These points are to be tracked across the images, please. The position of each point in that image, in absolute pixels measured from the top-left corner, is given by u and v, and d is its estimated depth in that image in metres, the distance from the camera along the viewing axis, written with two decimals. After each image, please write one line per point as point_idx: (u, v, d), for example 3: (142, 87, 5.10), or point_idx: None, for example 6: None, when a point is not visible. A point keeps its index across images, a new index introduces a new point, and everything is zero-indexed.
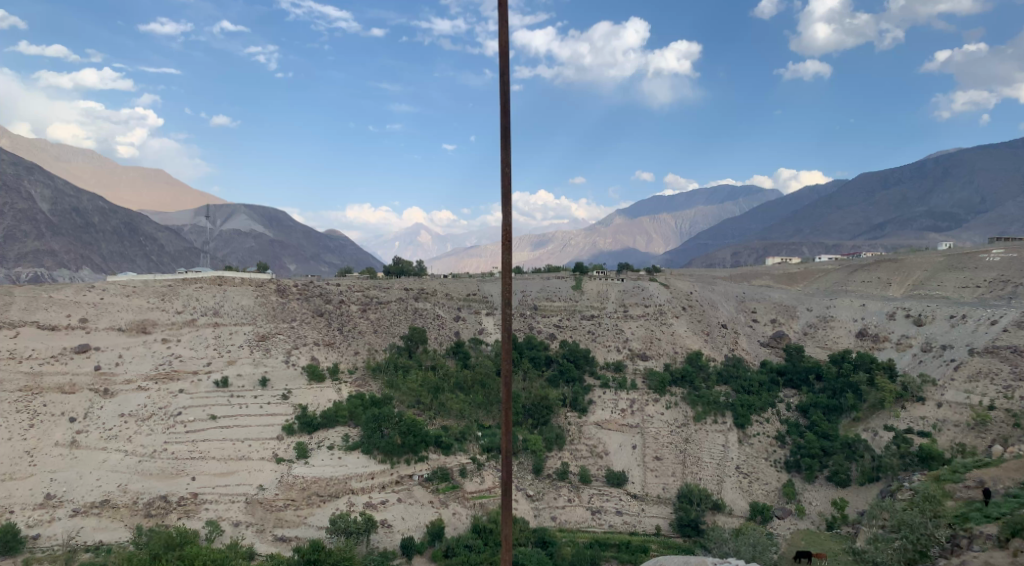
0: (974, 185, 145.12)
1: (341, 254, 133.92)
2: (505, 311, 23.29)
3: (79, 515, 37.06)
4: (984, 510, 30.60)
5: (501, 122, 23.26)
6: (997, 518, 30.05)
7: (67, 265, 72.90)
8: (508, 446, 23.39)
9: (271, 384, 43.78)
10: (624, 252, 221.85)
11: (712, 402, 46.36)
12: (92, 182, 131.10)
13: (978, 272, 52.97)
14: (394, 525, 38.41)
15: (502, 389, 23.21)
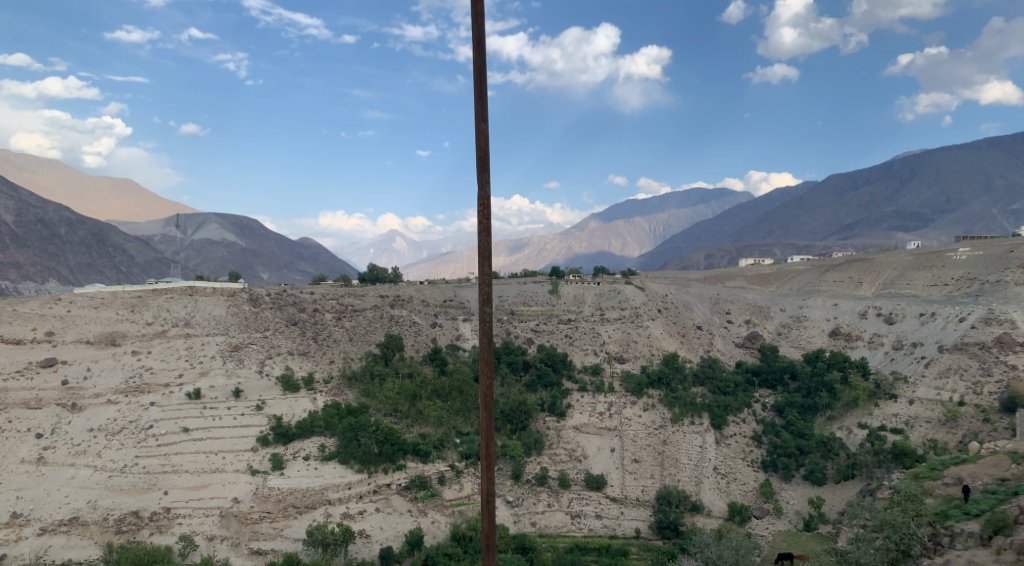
0: (940, 185, 147.53)
1: (314, 262, 132.89)
2: (483, 309, 23.53)
3: (47, 534, 36.23)
4: (963, 507, 31.24)
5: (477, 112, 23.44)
6: (977, 515, 30.66)
7: (33, 278, 71.59)
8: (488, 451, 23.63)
9: (245, 395, 43.11)
10: (597, 257, 222.69)
11: (689, 403, 46.57)
12: (58, 192, 129.08)
13: (946, 270, 53.61)
14: (373, 536, 37.96)
15: (482, 396, 23.45)
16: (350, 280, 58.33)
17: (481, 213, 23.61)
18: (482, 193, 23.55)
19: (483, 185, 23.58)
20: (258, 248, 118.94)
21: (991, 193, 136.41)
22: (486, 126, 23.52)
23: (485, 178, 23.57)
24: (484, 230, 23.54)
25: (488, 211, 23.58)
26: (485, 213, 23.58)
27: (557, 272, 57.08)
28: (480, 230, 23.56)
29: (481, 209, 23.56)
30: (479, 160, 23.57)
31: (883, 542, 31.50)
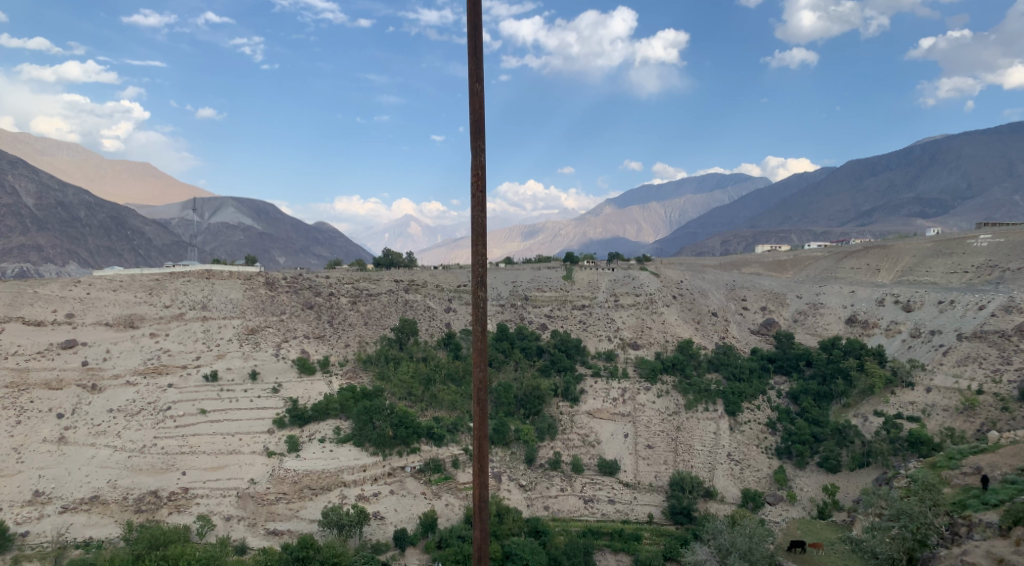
0: (961, 171, 145.81)
1: (330, 246, 133.40)
2: (477, 294, 23.56)
3: (68, 512, 36.81)
4: (982, 497, 31.16)
5: (470, 81, 23.40)
6: (996, 504, 30.58)
7: (54, 261, 72.42)
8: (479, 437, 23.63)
9: (261, 378, 43.47)
10: (613, 242, 221.96)
11: (703, 389, 46.49)
12: (78, 176, 130.20)
13: (966, 258, 53.08)
14: (387, 517, 38.33)
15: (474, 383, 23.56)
16: (364, 265, 58.49)
17: (476, 186, 23.60)
18: (476, 162, 23.50)
19: (477, 153, 23.52)
20: (274, 232, 119.52)
21: (1013, 180, 134.71)
22: (480, 86, 23.45)
23: (481, 146, 23.53)
24: (478, 203, 23.54)
25: (482, 182, 23.58)
26: (480, 185, 23.58)
27: (571, 258, 56.98)
28: (474, 204, 23.58)
29: (476, 180, 23.57)
30: (474, 127, 23.52)
31: (900, 531, 31.11)
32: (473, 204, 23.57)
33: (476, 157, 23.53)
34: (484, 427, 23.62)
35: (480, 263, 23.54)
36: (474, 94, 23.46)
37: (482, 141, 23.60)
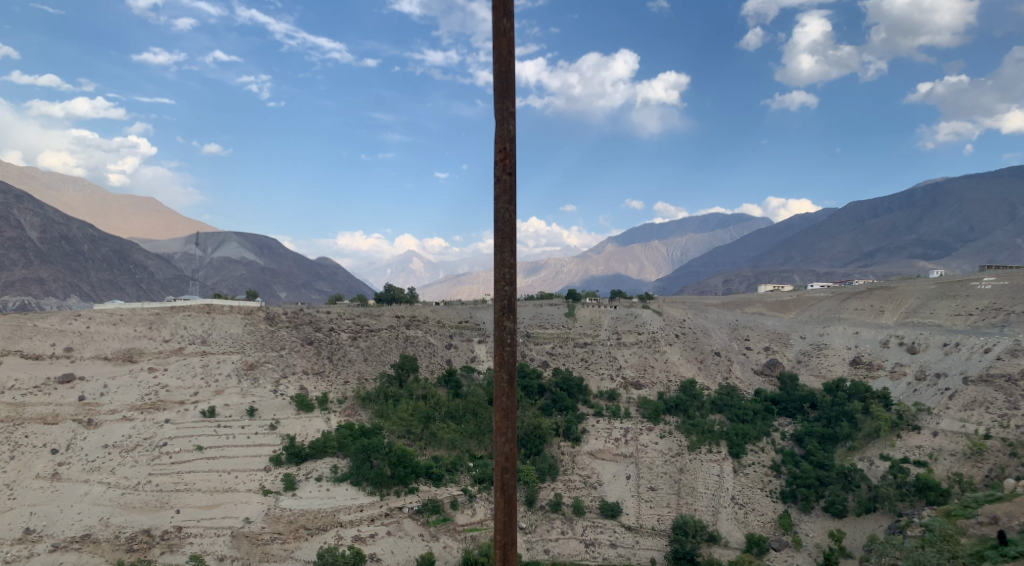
0: (962, 214, 146.13)
1: (333, 282, 133.41)
2: (503, 323, 22.34)
3: (59, 550, 35.98)
4: (1000, 548, 30.83)
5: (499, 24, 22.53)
6: (1015, 557, 30.31)
7: (55, 294, 72.26)
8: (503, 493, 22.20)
9: (259, 414, 42.94)
10: (615, 281, 221.86)
11: (707, 431, 45.92)
12: (83, 210, 130.49)
13: (970, 300, 52.64)
14: (383, 560, 37.36)
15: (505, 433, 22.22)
16: (366, 301, 58.08)
17: (502, 165, 22.56)
18: (500, 137, 22.56)
19: (503, 123, 22.57)
20: (277, 268, 119.55)
21: (1014, 223, 134.81)
22: (506, 24, 22.55)
23: (506, 107, 22.58)
24: (504, 189, 22.48)
25: (508, 161, 22.53)
26: (506, 163, 22.54)
27: (574, 295, 56.69)
28: (501, 191, 22.51)
29: (503, 155, 22.56)
30: (499, 87, 22.59)
31: None
32: (500, 190, 22.52)
33: (504, 126, 22.60)
34: (512, 492, 22.28)
35: (508, 280, 22.39)
36: (502, 34, 22.58)
37: (509, 103, 22.62)
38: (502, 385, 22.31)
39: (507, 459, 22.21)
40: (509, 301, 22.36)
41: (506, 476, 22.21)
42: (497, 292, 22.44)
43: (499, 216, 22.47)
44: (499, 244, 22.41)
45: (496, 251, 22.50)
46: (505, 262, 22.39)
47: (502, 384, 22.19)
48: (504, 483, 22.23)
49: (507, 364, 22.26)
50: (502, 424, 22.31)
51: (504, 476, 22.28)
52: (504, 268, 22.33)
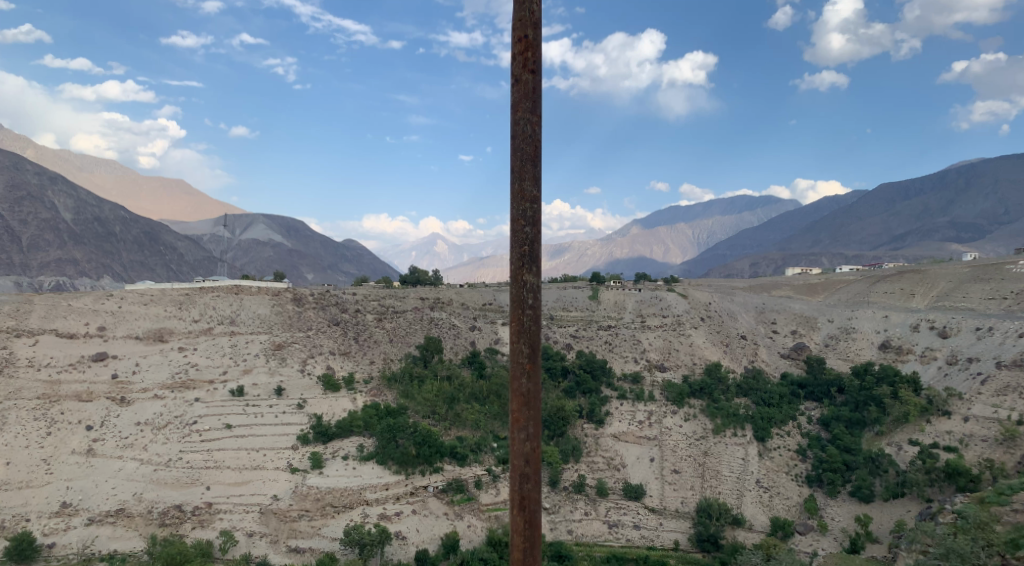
0: (997, 196, 143.55)
1: (359, 264, 134.51)
2: (522, 276, 21.40)
3: (95, 524, 36.88)
4: None
5: None
6: None
7: (88, 274, 73.50)
8: (518, 493, 21.52)
9: (287, 393, 43.50)
10: (640, 263, 221.02)
11: (731, 414, 45.70)
12: (114, 192, 132.32)
13: (1005, 284, 51.74)
14: (409, 538, 37.90)
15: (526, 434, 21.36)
16: (390, 282, 58.33)
17: (523, 58, 21.55)
18: (518, 32, 21.55)
19: (520, 13, 21.61)
20: (304, 249, 120.60)
21: None
22: None
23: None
24: (523, 95, 21.50)
25: (529, 57, 21.52)
26: (525, 58, 21.55)
27: (598, 277, 56.68)
28: (519, 95, 21.54)
29: (524, 46, 21.55)
30: None
31: None
32: (520, 92, 21.50)
33: (523, 13, 21.59)
34: (534, 510, 21.46)
35: (528, 220, 21.39)
36: None
37: None
38: (522, 368, 21.41)
39: (527, 464, 21.33)
40: (529, 246, 21.33)
41: (526, 486, 21.42)
42: (518, 237, 21.46)
43: (519, 131, 21.52)
44: (519, 167, 21.44)
45: (516, 176, 21.54)
46: (525, 197, 21.43)
47: (522, 361, 21.32)
48: (523, 493, 21.47)
49: (528, 334, 21.36)
50: (521, 416, 21.47)
51: (523, 475, 21.48)
52: (523, 206, 21.41)
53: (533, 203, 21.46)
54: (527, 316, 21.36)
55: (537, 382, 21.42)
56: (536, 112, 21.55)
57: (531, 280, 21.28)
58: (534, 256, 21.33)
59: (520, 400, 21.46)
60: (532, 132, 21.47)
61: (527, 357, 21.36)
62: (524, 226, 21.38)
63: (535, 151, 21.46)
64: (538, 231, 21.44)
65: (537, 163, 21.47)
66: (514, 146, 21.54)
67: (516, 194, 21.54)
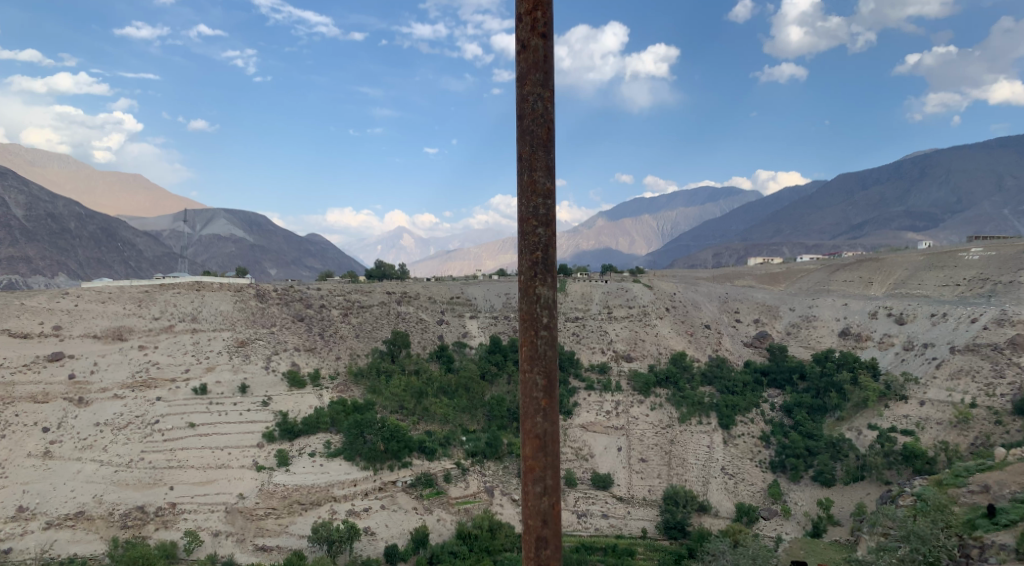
0: (950, 185, 146.86)
1: (323, 258, 133.23)
2: (534, 288, 19.72)
3: (53, 528, 36.13)
4: (991, 517, 31.35)
5: None
6: (1006, 525, 30.78)
7: (42, 272, 71.79)
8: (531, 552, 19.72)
9: (251, 391, 43.00)
10: (604, 254, 222.09)
11: (697, 402, 46.23)
12: (68, 187, 129.32)
13: (958, 271, 52.97)
14: (378, 533, 37.78)
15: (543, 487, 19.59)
16: (356, 277, 57.85)
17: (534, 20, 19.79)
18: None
19: None
20: (266, 244, 119.08)
21: (1001, 195, 135.86)
22: None
23: None
24: (532, 65, 19.79)
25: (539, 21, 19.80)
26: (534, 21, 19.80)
27: (564, 269, 56.88)
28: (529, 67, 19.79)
29: (531, 6, 19.82)
30: None
31: (909, 553, 31.69)
32: (529, 63, 19.79)
33: None
34: None
35: (541, 220, 19.78)
36: None
37: None
38: (537, 403, 19.68)
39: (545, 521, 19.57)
40: (542, 257, 19.74)
41: (545, 552, 19.61)
42: (529, 239, 19.83)
43: (529, 108, 19.82)
44: (529, 153, 19.80)
45: (527, 165, 19.85)
46: (536, 190, 19.79)
47: (538, 396, 19.60)
48: (542, 560, 19.63)
49: (543, 362, 19.65)
50: (537, 464, 19.65)
51: (540, 535, 19.65)
52: (534, 202, 19.79)
53: (545, 198, 19.82)
54: (540, 340, 19.73)
55: (554, 422, 19.75)
56: (546, 85, 19.87)
57: (545, 294, 19.77)
58: (548, 264, 19.80)
59: (535, 443, 19.68)
60: (542, 109, 19.81)
61: (544, 391, 19.67)
62: (535, 227, 19.76)
63: (547, 135, 19.84)
64: (550, 233, 19.87)
65: (549, 149, 19.83)
66: (524, 128, 19.85)
67: (526, 187, 19.88)
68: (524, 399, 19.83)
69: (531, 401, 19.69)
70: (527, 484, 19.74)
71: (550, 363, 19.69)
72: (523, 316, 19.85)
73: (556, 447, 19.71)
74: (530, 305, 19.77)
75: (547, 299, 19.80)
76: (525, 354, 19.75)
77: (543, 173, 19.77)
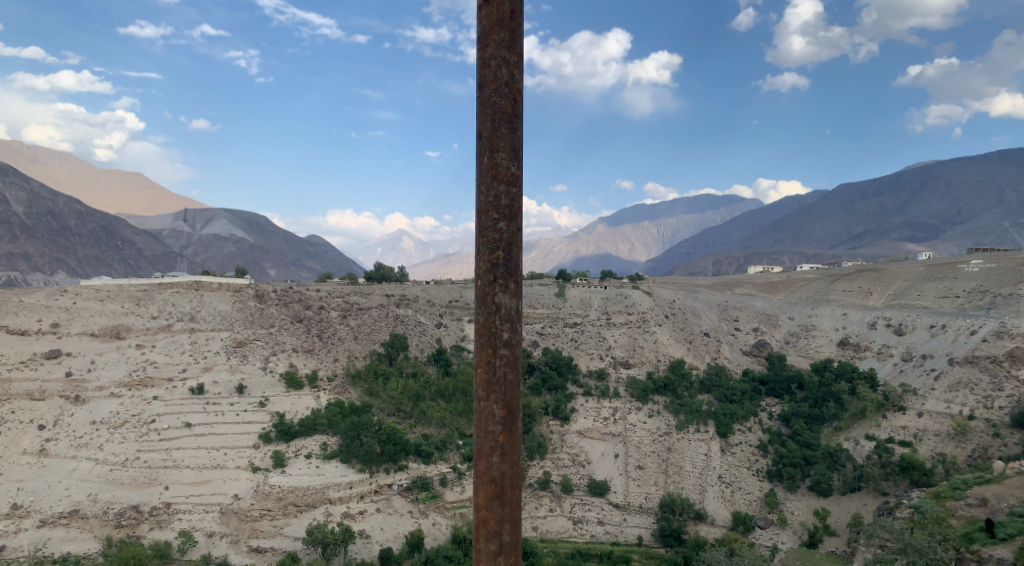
0: (951, 197, 146.99)
1: (323, 260, 133.15)
2: (494, 297, 19.40)
3: (47, 526, 36.00)
4: (989, 531, 31.23)
5: None
6: (1004, 539, 30.59)
7: (41, 269, 71.66)
8: None
9: (248, 391, 42.88)
10: (605, 260, 222.08)
11: (694, 410, 46.18)
12: (69, 184, 129.18)
13: (957, 283, 52.94)
14: (373, 536, 37.66)
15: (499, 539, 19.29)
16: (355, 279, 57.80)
17: None
18: None
19: None
20: (267, 245, 119.05)
21: (1002, 207, 135.91)
22: None
23: None
24: (494, 23, 19.54)
25: None
26: None
27: (564, 275, 56.88)
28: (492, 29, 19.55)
29: None
30: None
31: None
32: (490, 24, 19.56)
33: None
34: None
35: (505, 214, 19.53)
36: None
37: None
38: (493, 442, 19.38)
39: None
40: (503, 275, 19.42)
41: None
42: (488, 242, 19.51)
43: (492, 74, 19.59)
44: (491, 130, 19.56)
45: (489, 145, 19.61)
46: (497, 175, 19.55)
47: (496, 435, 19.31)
48: None
49: (502, 392, 19.39)
50: (493, 514, 19.34)
51: None
52: (495, 190, 19.54)
53: (508, 186, 19.57)
54: (499, 361, 19.45)
55: (511, 463, 19.45)
56: (510, 48, 19.58)
57: (507, 303, 19.44)
58: (509, 266, 19.49)
59: (490, 490, 19.37)
60: (507, 76, 19.59)
61: (501, 425, 19.39)
62: (496, 221, 19.49)
63: (511, 109, 19.60)
64: (512, 228, 19.59)
65: (511, 126, 19.58)
66: (487, 99, 19.60)
67: (487, 170, 19.63)
68: (480, 436, 19.51)
69: (487, 438, 19.39)
70: (481, 538, 19.43)
71: (508, 391, 19.43)
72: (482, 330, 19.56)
73: (513, 495, 19.42)
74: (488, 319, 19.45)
75: (510, 309, 19.47)
76: (482, 380, 19.49)
77: (506, 155, 19.52)
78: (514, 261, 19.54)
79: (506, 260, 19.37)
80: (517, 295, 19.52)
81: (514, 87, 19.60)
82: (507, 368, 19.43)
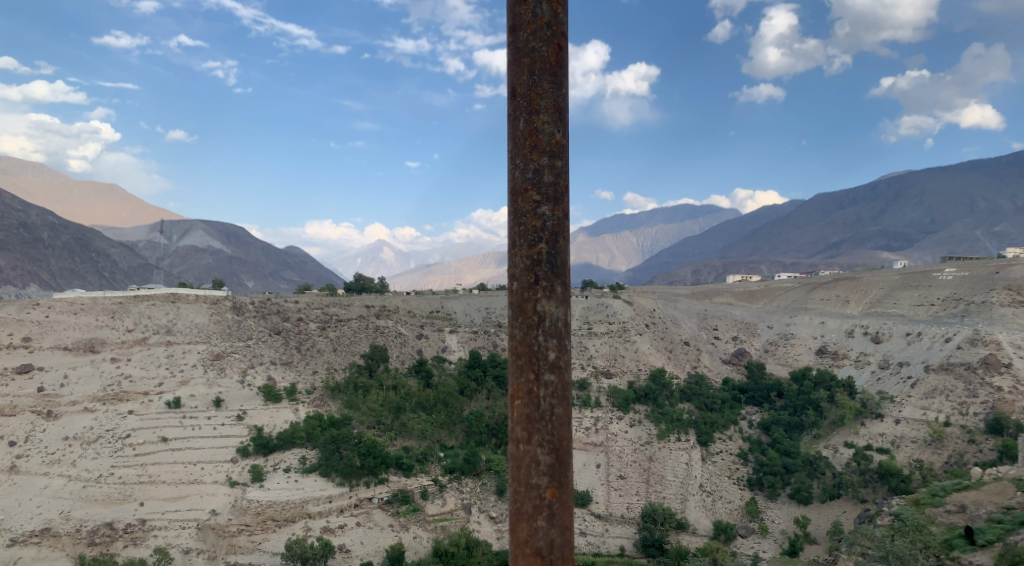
0: (924, 206, 148.96)
1: (301, 271, 132.40)
2: (532, 303, 17.82)
3: (17, 545, 35.24)
4: (967, 537, 31.53)
5: None
6: (982, 546, 30.90)
7: (13, 282, 70.56)
8: None
9: (226, 405, 42.37)
10: (583, 270, 222.62)
11: (675, 419, 46.21)
12: (41, 195, 127.47)
13: (932, 290, 53.32)
14: (353, 550, 37.23)
15: None
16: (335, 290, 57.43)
17: None
18: None
19: None
20: (244, 256, 118.25)
21: (974, 216, 137.89)
22: None
23: None
24: None
25: None
26: None
27: None
28: None
29: None
30: None
31: None
32: None
33: None
34: None
35: (547, 197, 17.93)
36: None
37: None
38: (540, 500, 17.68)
39: None
40: (544, 284, 17.81)
41: None
42: (528, 238, 17.91)
43: (530, 15, 17.99)
44: (530, 83, 18.01)
45: (527, 106, 18.03)
46: (539, 139, 17.96)
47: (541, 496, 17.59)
48: None
49: (547, 438, 17.69)
50: None
51: None
52: (536, 161, 17.94)
53: (550, 156, 18.01)
54: (544, 391, 17.77)
55: (560, 527, 17.69)
56: None
57: (551, 313, 17.83)
58: (554, 265, 17.87)
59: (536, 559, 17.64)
60: (548, 15, 18.03)
61: (547, 478, 17.68)
62: (537, 203, 17.89)
63: (554, 57, 18.03)
64: (554, 213, 18.01)
65: (551, 78, 18.02)
66: (526, 46, 18.02)
67: (526, 134, 18.01)
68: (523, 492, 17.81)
69: (532, 494, 17.70)
70: None
71: (554, 433, 17.74)
72: (522, 349, 17.88)
73: None
74: (528, 334, 17.82)
75: (555, 319, 17.85)
76: (523, 417, 17.81)
77: (549, 116, 17.95)
78: (560, 257, 17.89)
79: (550, 254, 17.81)
80: (563, 302, 17.91)
81: (557, 30, 18.06)
82: (553, 400, 17.75)
